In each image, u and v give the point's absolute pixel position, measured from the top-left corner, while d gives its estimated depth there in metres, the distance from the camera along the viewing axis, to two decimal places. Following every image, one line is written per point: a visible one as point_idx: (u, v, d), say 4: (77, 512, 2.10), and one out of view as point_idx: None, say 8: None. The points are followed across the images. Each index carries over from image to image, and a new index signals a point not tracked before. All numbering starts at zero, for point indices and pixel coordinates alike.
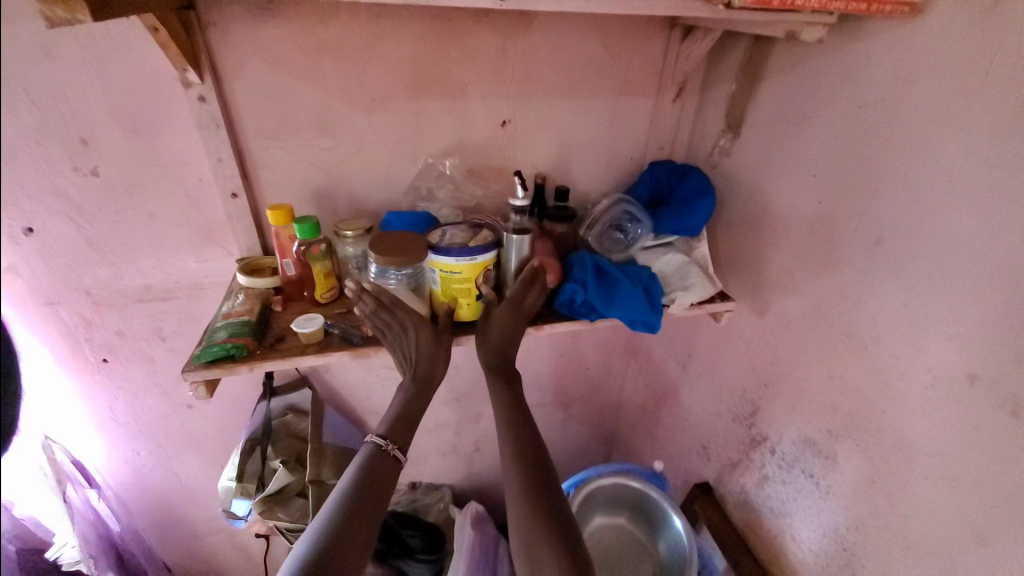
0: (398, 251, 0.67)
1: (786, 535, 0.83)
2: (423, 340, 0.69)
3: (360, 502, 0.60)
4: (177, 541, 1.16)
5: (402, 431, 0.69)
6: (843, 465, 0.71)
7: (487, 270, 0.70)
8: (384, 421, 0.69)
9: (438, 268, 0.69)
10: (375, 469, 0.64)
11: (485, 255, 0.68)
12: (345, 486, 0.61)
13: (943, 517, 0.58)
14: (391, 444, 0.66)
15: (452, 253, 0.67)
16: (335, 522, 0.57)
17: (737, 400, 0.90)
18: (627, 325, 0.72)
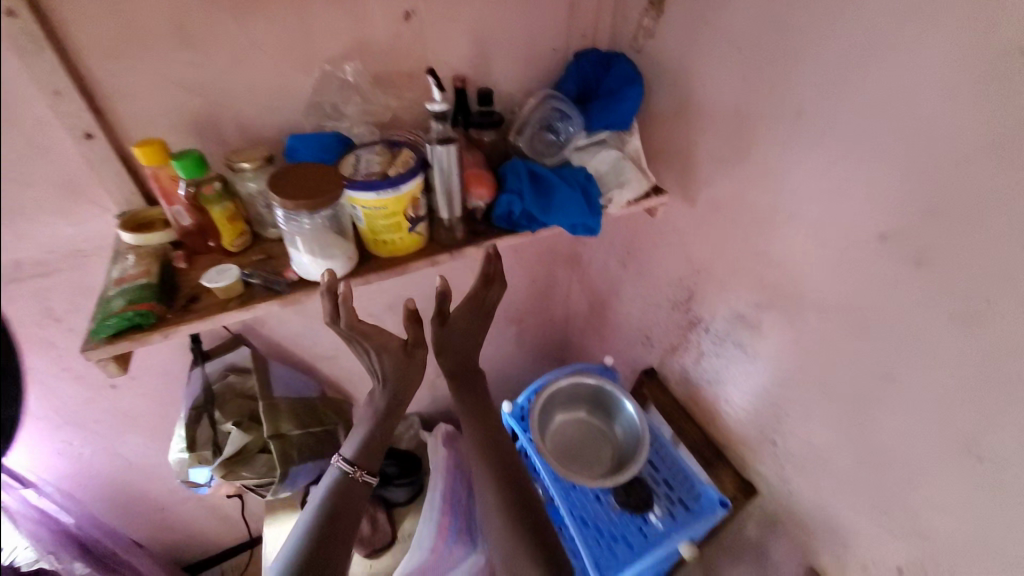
0: (310, 192, 0.58)
1: (719, 399, 0.93)
2: (388, 363, 0.72)
3: (330, 527, 0.65)
4: (144, 517, 1.12)
5: (370, 456, 0.73)
6: (769, 331, 0.78)
7: (414, 198, 0.65)
8: (352, 445, 0.73)
9: (360, 206, 0.63)
10: (344, 494, 0.69)
11: (409, 184, 0.63)
12: (317, 512, 0.67)
13: (853, 361, 0.67)
14: (359, 470, 0.70)
15: (371, 188, 0.61)
16: (308, 547, 0.63)
17: (675, 289, 0.95)
18: (568, 230, 0.71)
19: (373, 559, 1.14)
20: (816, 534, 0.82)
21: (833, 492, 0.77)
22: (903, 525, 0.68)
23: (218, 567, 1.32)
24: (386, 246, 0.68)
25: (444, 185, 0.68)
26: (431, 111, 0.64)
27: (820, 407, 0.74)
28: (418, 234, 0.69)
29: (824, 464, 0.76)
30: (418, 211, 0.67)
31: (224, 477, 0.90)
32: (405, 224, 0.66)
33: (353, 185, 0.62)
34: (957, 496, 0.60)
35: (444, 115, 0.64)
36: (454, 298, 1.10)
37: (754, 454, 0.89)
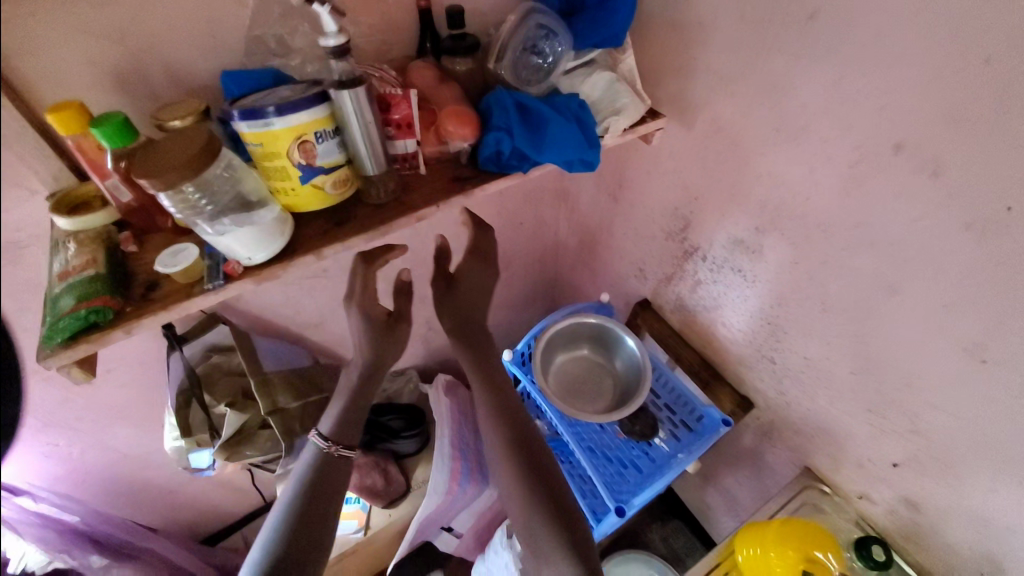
0: (177, 157, 0.48)
1: (718, 323, 0.93)
2: (371, 334, 0.79)
3: (312, 497, 0.68)
4: (152, 501, 1.11)
5: (346, 431, 0.74)
6: (768, 254, 0.77)
7: (301, 140, 0.53)
8: (327, 421, 0.75)
9: (255, 140, 0.52)
10: (324, 468, 0.71)
11: (285, 120, 0.51)
12: (297, 485, 0.69)
13: (854, 276, 0.67)
14: (334, 444, 0.72)
15: (269, 114, 0.50)
16: (292, 515, 0.66)
17: (670, 219, 0.92)
18: (564, 167, 0.65)
19: (393, 507, 1.17)
20: (811, 437, 0.87)
21: (831, 402, 0.80)
22: (897, 423, 0.72)
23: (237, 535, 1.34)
24: (292, 201, 0.58)
25: (362, 134, 0.56)
26: (324, 48, 0.51)
27: (819, 323, 0.75)
28: (329, 186, 0.58)
29: (824, 378, 0.79)
30: (314, 158, 0.55)
31: (229, 458, 0.89)
32: (294, 172, 0.55)
33: (233, 116, 0.51)
34: (954, 396, 0.63)
35: (344, 50, 0.52)
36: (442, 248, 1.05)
37: (751, 372, 0.91)
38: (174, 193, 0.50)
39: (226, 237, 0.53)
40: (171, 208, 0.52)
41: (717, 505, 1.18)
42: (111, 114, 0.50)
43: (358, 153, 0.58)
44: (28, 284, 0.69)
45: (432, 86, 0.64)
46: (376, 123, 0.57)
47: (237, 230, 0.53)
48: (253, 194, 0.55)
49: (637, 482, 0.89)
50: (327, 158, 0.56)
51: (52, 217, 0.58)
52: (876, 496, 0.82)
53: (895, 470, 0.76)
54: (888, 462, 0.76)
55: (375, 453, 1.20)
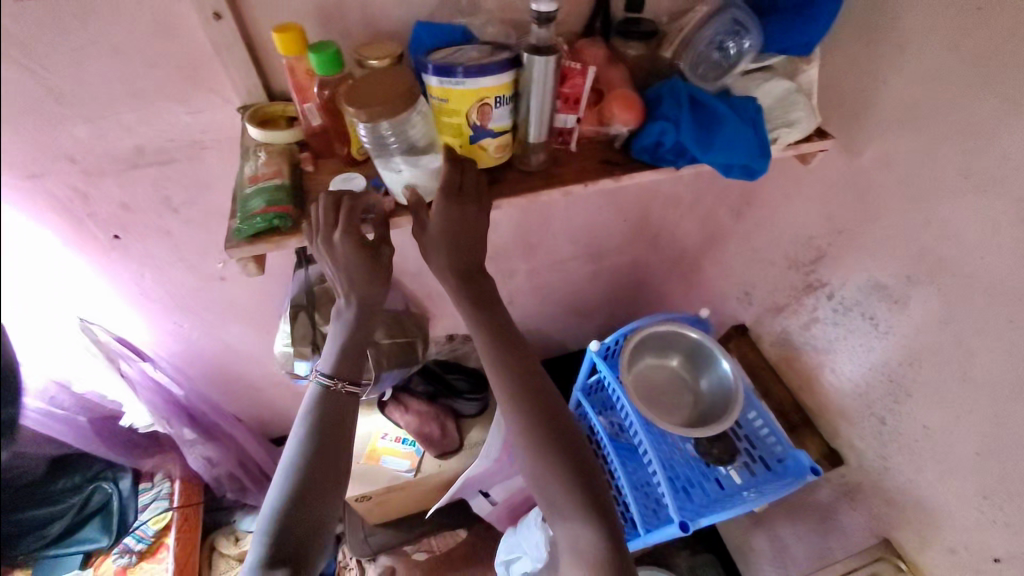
0: (384, 95, 0.52)
1: (824, 367, 0.88)
2: (352, 258, 0.59)
3: (322, 447, 0.59)
4: (242, 395, 1.24)
5: (351, 366, 0.64)
6: (913, 308, 0.71)
7: (482, 102, 0.55)
8: (326, 356, 0.64)
9: (440, 96, 0.55)
10: (328, 410, 0.62)
11: (474, 81, 0.53)
12: (303, 432, 0.60)
13: (1011, 352, 0.61)
14: (339, 382, 0.62)
15: (458, 72, 0.52)
16: (303, 471, 0.58)
17: (799, 247, 0.87)
18: (723, 170, 0.64)
19: (445, 459, 1.23)
20: (900, 509, 0.81)
21: (937, 477, 0.74)
22: (1014, 519, 0.65)
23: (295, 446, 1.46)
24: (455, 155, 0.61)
25: (538, 104, 0.58)
26: (532, 13, 0.54)
27: (953, 395, 0.69)
28: (491, 149, 0.60)
29: (937, 451, 0.73)
30: (488, 120, 0.57)
31: None
32: (467, 131, 0.57)
33: (427, 69, 0.54)
34: None
35: (549, 18, 0.54)
36: (549, 228, 1.06)
37: (850, 425, 0.86)
38: (372, 125, 0.53)
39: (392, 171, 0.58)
40: (364, 139, 0.56)
41: (762, 551, 1.12)
42: (327, 44, 0.54)
43: (526, 122, 0.60)
44: (200, 182, 0.78)
45: (603, 66, 0.64)
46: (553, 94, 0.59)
47: (411, 171, 0.58)
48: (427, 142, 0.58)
49: (701, 506, 0.87)
50: (499, 122, 0.58)
51: (246, 126, 0.64)
52: None
53: (994, 566, 0.70)
54: (988, 557, 0.70)
55: (438, 405, 1.27)
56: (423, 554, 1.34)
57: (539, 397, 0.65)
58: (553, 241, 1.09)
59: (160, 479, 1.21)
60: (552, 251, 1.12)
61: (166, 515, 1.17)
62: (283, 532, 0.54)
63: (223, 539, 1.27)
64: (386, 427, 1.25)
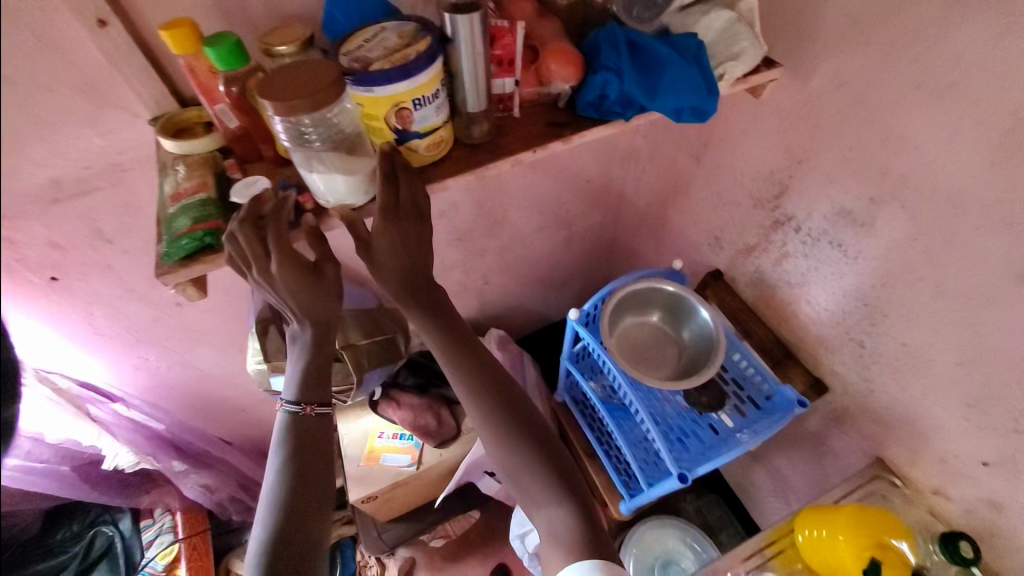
0: (301, 87, 0.45)
1: (801, 300, 0.88)
2: (294, 284, 0.55)
3: (302, 474, 0.58)
4: (228, 419, 1.21)
5: (318, 388, 0.62)
6: (880, 229, 0.70)
7: (399, 107, 0.51)
8: (289, 383, 0.62)
9: (359, 102, 0.50)
10: (302, 436, 0.60)
11: (386, 89, 0.49)
12: (282, 461, 0.59)
13: (979, 259, 0.61)
14: (308, 406, 0.61)
15: (379, 80, 0.48)
16: (286, 502, 0.56)
17: (763, 184, 0.86)
18: (673, 116, 0.62)
19: (444, 448, 1.22)
20: (887, 427, 0.82)
21: (922, 392, 0.74)
22: (996, 422, 0.66)
23: None
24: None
25: (470, 74, 0.55)
26: None
27: (932, 311, 0.68)
28: (420, 154, 0.56)
29: (919, 367, 0.73)
30: (410, 124, 0.53)
31: None
32: (390, 136, 0.53)
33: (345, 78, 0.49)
34: None
35: None
36: (511, 202, 1.02)
37: (831, 355, 0.87)
38: (290, 120, 0.47)
39: (314, 177, 0.51)
40: (282, 135, 0.49)
41: (762, 484, 1.15)
42: (225, 36, 0.50)
43: (462, 88, 0.56)
44: (129, 207, 0.72)
45: (532, 20, 0.60)
46: (487, 57, 0.55)
47: (336, 174, 0.51)
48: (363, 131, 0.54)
49: (694, 456, 0.88)
50: (423, 123, 0.54)
51: (159, 139, 0.59)
52: (955, 493, 0.76)
53: (985, 470, 0.70)
54: (977, 462, 0.71)
55: (429, 396, 1.25)
56: (440, 540, 1.39)
57: (515, 398, 0.65)
58: (517, 215, 1.06)
59: (161, 514, 1.18)
60: (520, 225, 1.09)
61: (173, 548, 1.16)
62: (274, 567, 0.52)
63: (237, 561, 1.26)
64: (382, 425, 1.24)
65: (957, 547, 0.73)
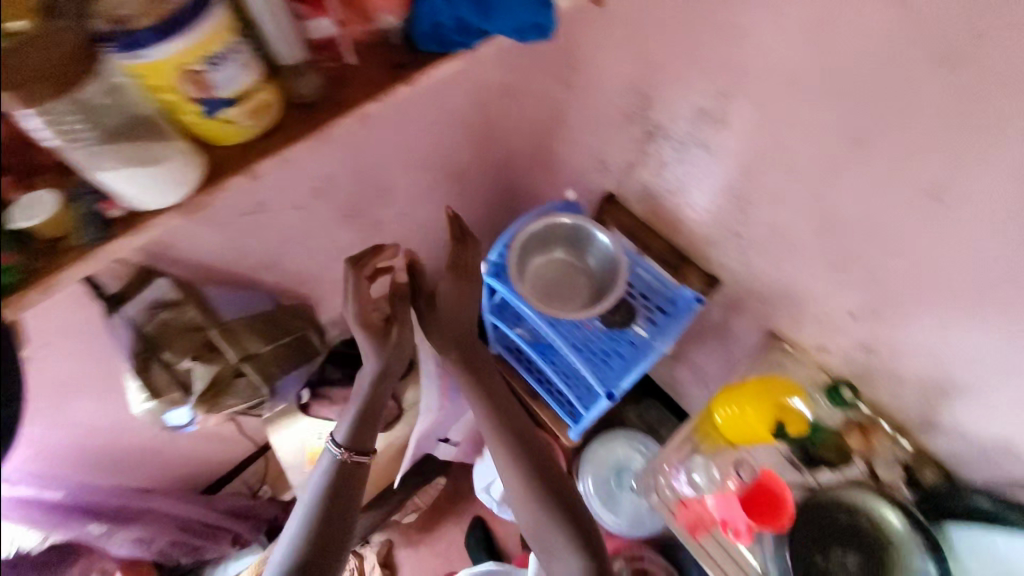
0: (41, 75, 0.36)
1: (683, 205, 0.93)
2: (361, 312, 0.80)
3: (332, 504, 0.75)
4: (140, 464, 1.09)
5: (360, 438, 0.81)
6: (733, 122, 0.74)
7: (188, 71, 0.43)
8: (341, 429, 0.81)
9: (140, 74, 0.42)
10: (341, 477, 0.77)
11: (157, 51, 0.40)
12: (318, 490, 0.76)
13: (817, 132, 0.65)
14: (347, 453, 0.78)
15: (144, 43, 0.40)
16: (314, 524, 0.73)
17: (629, 98, 0.87)
18: (517, 37, 0.57)
19: (389, 431, 1.18)
20: (772, 304, 0.90)
21: (793, 265, 0.81)
22: (852, 276, 0.74)
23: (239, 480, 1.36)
24: (202, 129, 0.49)
25: (272, 17, 0.47)
26: None
27: (788, 189, 0.74)
28: (245, 120, 0.49)
29: (787, 242, 0.79)
30: (211, 90, 0.45)
31: (209, 411, 0.89)
32: (196, 108, 0.46)
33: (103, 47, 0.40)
34: (911, 242, 0.65)
35: None
36: (390, 165, 0.96)
37: (717, 251, 0.93)
38: (47, 115, 0.38)
39: (106, 175, 0.44)
40: (38, 134, 0.40)
41: (686, 381, 1.25)
42: None
43: (268, 38, 0.49)
44: None
45: None
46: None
47: (133, 168, 0.44)
48: (160, 108, 0.46)
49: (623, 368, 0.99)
50: (230, 85, 0.46)
51: None
52: (833, 346, 0.85)
53: (851, 318, 0.79)
54: (845, 314, 0.79)
55: None
56: (412, 514, 1.39)
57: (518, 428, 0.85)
58: (400, 177, 1.00)
59: None
60: (407, 188, 1.03)
61: None
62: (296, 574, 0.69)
63: None
64: (319, 425, 1.17)
65: (836, 391, 0.86)
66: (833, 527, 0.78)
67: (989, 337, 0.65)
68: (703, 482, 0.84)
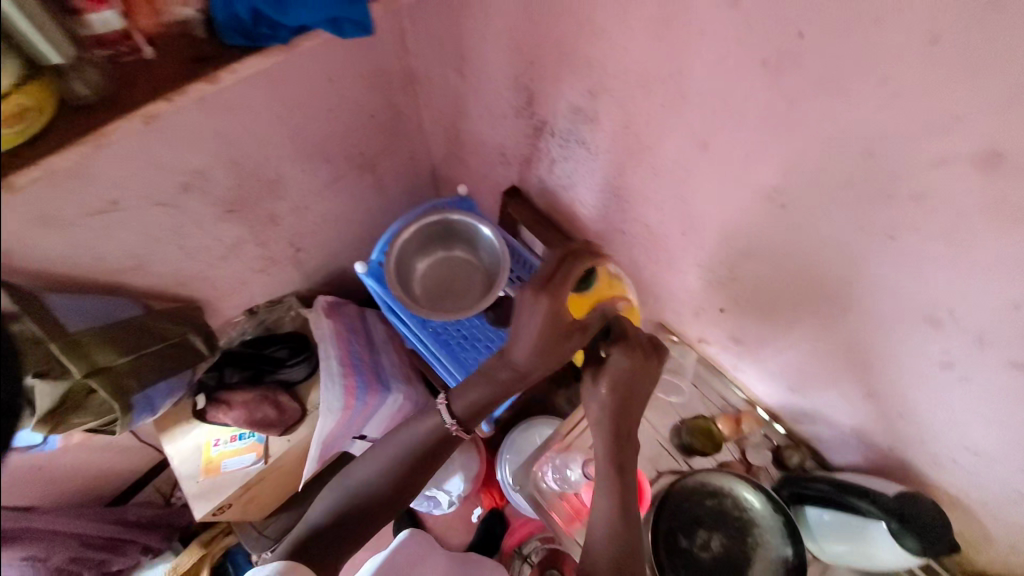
0: None
1: (576, 200, 0.91)
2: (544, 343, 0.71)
3: (418, 468, 0.76)
4: (19, 481, 1.07)
5: (470, 416, 0.77)
6: (603, 120, 0.72)
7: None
8: (458, 401, 0.77)
9: None
10: (444, 440, 0.78)
11: None
12: (416, 447, 0.77)
13: (672, 135, 0.64)
14: (456, 426, 0.76)
15: None
16: (393, 481, 0.75)
17: (514, 90, 0.83)
18: (334, 32, 0.54)
19: (292, 432, 1.15)
20: (661, 299, 0.91)
21: (671, 262, 0.82)
22: (719, 273, 0.75)
23: (151, 486, 1.37)
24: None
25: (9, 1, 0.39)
26: None
27: (658, 189, 0.73)
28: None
29: (663, 239, 0.79)
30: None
31: (52, 431, 0.81)
32: None
33: None
34: (762, 244, 0.66)
35: None
36: (270, 155, 0.89)
37: (608, 245, 0.92)
38: None
39: None
40: None
41: None
42: None
43: (14, 30, 0.41)
44: None
45: None
46: None
47: None
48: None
49: None
50: None
51: None
52: (712, 337, 0.87)
53: (724, 313, 0.81)
54: (716, 309, 0.81)
55: (263, 386, 1.14)
56: None
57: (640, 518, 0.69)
58: (285, 169, 0.94)
59: None
60: (295, 182, 0.97)
61: None
62: (352, 514, 0.71)
63: None
64: (215, 431, 1.13)
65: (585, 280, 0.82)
66: (694, 509, 0.75)
67: (828, 333, 0.68)
68: (574, 479, 0.81)
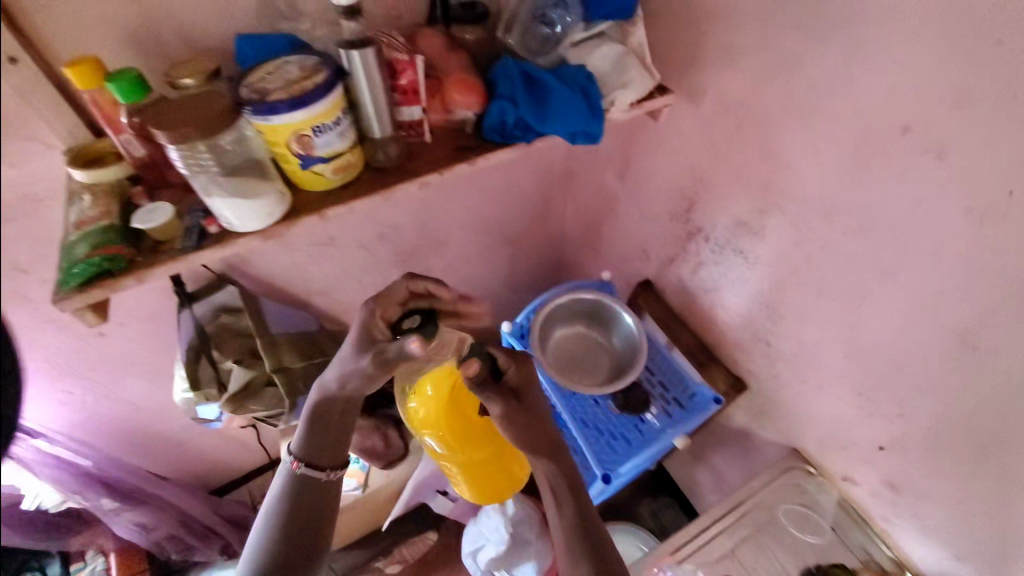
0: (194, 119, 0.50)
1: (717, 304, 0.94)
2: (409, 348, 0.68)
3: (296, 517, 0.63)
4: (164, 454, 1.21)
5: (317, 451, 0.66)
6: (768, 236, 0.77)
7: (299, 134, 0.53)
8: (298, 441, 0.66)
9: (263, 130, 0.53)
10: (299, 492, 0.64)
11: (280, 118, 0.51)
12: (273, 507, 0.64)
13: (847, 261, 0.67)
14: (299, 463, 0.65)
15: (281, 109, 0.51)
16: (281, 540, 0.62)
17: (675, 199, 0.93)
18: (568, 138, 0.68)
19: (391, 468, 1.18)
20: (799, 421, 0.87)
21: (819, 385, 0.80)
22: (882, 406, 0.72)
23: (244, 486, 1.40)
24: (299, 179, 0.59)
25: (372, 99, 0.57)
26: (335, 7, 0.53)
27: (821, 309, 0.74)
28: (330, 175, 0.58)
29: (814, 358, 0.79)
30: (312, 149, 0.55)
31: (234, 411, 0.92)
32: (294, 159, 0.56)
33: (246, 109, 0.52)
34: (945, 385, 0.63)
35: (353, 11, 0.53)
36: (450, 219, 1.06)
37: (745, 354, 0.92)
38: (185, 148, 0.51)
39: (214, 201, 0.54)
40: (175, 159, 0.52)
41: (705, 484, 1.17)
42: (128, 71, 0.51)
43: (364, 115, 0.58)
44: None
45: (440, 53, 0.64)
46: (386, 88, 0.58)
47: (231, 199, 0.54)
48: (273, 158, 0.58)
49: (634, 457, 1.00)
50: (326, 147, 0.56)
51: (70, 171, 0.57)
52: (859, 477, 0.81)
53: (881, 452, 0.75)
54: (872, 445, 0.76)
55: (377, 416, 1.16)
56: (395, 566, 1.32)
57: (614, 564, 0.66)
58: (456, 233, 1.10)
59: (93, 556, 1.14)
60: (459, 245, 1.12)
61: None
62: None
63: None
64: None
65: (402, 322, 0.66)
66: None
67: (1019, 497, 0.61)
68: None
